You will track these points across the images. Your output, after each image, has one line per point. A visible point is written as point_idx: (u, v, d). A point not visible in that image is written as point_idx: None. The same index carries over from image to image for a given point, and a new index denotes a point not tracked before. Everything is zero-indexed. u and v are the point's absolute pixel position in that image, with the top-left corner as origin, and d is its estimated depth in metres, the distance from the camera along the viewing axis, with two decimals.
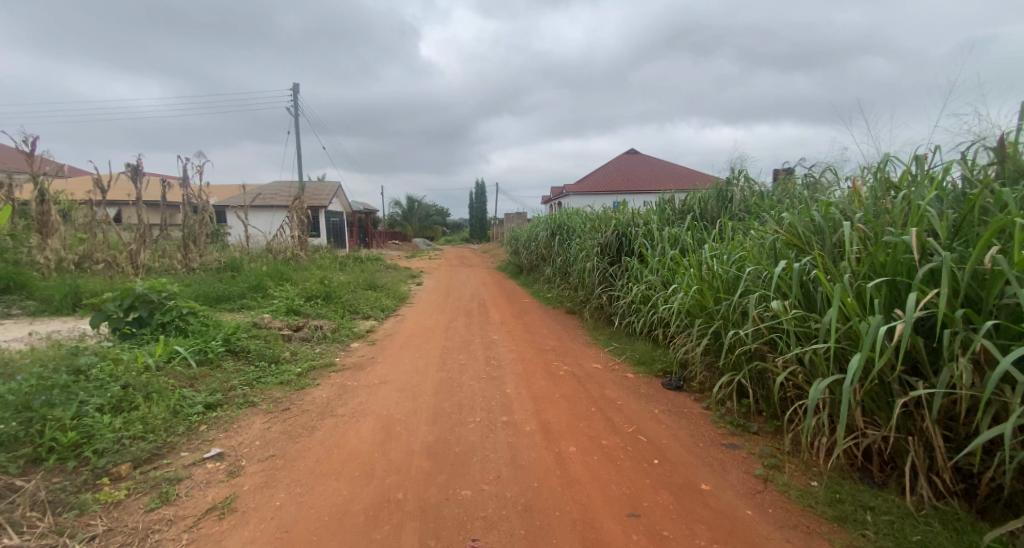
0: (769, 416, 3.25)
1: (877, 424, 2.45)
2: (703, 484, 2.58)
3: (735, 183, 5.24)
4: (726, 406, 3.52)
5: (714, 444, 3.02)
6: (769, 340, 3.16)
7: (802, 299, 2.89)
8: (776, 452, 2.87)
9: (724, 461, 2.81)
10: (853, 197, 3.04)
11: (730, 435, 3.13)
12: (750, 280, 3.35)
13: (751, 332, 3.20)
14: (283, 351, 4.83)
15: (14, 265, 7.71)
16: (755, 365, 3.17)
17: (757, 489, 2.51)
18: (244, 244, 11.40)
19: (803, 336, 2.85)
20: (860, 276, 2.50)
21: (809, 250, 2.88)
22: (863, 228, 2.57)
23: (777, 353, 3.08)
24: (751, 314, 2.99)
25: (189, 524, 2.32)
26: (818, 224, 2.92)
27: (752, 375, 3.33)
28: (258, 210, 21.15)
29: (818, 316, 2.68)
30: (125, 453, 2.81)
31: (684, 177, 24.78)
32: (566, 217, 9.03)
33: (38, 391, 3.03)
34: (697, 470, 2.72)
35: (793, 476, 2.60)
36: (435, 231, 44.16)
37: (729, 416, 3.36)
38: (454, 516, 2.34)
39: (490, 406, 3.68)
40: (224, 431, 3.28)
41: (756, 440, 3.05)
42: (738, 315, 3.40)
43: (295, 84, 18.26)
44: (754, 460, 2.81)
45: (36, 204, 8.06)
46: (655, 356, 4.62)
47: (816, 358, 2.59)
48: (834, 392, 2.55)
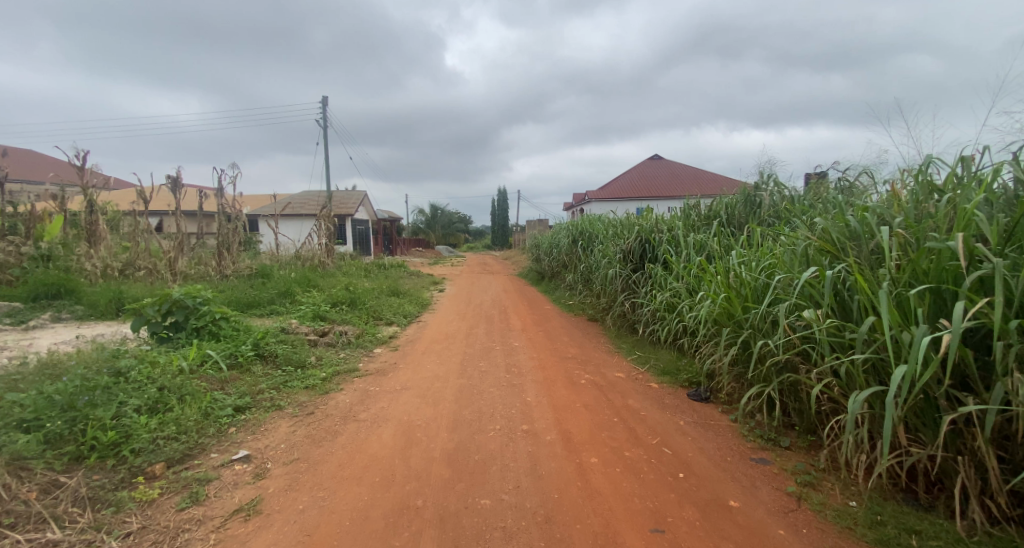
0: (802, 431, 3.11)
1: (921, 442, 2.32)
2: (731, 500, 2.49)
3: (764, 188, 5.11)
4: (756, 419, 3.40)
5: (743, 459, 2.92)
6: (801, 351, 3.04)
7: (836, 309, 2.78)
8: (810, 468, 2.75)
9: (754, 477, 2.70)
10: (892, 200, 2.91)
11: (760, 449, 3.02)
12: (780, 287, 3.23)
13: (782, 342, 3.09)
14: (310, 356, 4.92)
15: (65, 271, 8.12)
16: (787, 377, 3.06)
17: (789, 508, 2.40)
18: (274, 251, 11.71)
19: (838, 347, 2.73)
20: (901, 284, 2.39)
21: (844, 257, 2.76)
22: (903, 234, 2.46)
23: (811, 365, 2.96)
24: (781, 323, 2.88)
25: (216, 525, 2.37)
26: (853, 229, 2.80)
27: (783, 387, 3.22)
28: (289, 219, 21.88)
29: (854, 326, 2.56)
30: (160, 453, 2.90)
31: (711, 181, 24.34)
32: (588, 224, 8.97)
33: (81, 391, 3.15)
34: (724, 486, 2.63)
35: (829, 495, 2.48)
36: (459, 238, 44.47)
37: (758, 429, 3.24)
38: (473, 525, 2.32)
39: (510, 414, 3.66)
40: (251, 434, 3.35)
41: (789, 455, 2.92)
42: (768, 324, 3.28)
43: (323, 97, 18.78)
44: (786, 477, 2.69)
45: (85, 214, 8.47)
46: (679, 365, 4.50)
47: (854, 371, 2.48)
48: (874, 407, 2.44)
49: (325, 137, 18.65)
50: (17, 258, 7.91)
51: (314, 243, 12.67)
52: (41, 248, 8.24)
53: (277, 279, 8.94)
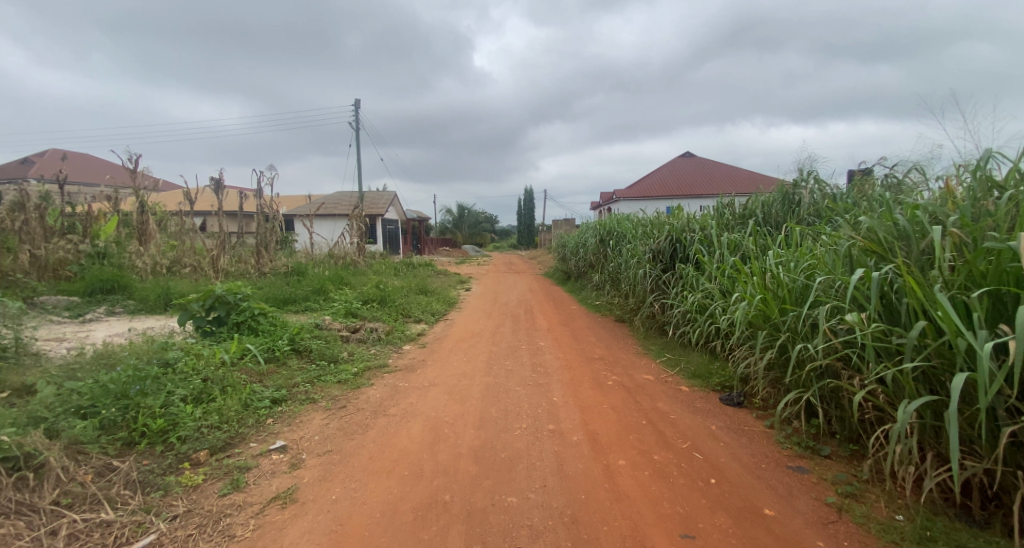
0: (843, 440, 3.02)
1: (977, 455, 2.23)
2: (766, 509, 2.45)
3: (804, 186, 4.95)
4: (793, 425, 3.32)
5: (778, 467, 2.86)
6: (844, 356, 2.95)
7: (883, 312, 2.68)
8: (852, 478, 2.67)
9: (791, 486, 2.65)
10: (946, 197, 2.80)
11: (797, 457, 2.95)
12: (821, 290, 3.13)
13: (822, 347, 3.00)
14: (342, 352, 5.08)
15: (118, 268, 8.61)
16: (828, 383, 2.97)
17: (829, 520, 2.35)
18: (308, 250, 12.07)
19: (884, 353, 2.63)
20: (956, 287, 2.30)
21: (892, 258, 2.66)
22: (960, 233, 2.36)
23: (853, 371, 2.87)
24: (823, 327, 2.80)
25: (255, 511, 2.49)
26: (902, 229, 2.70)
27: (823, 393, 3.13)
28: (322, 218, 22.54)
29: (903, 331, 2.48)
30: (204, 441, 3.05)
31: (745, 180, 23.70)
32: (617, 223, 8.90)
33: (134, 380, 3.35)
34: (759, 494, 2.58)
35: (873, 508, 2.40)
36: (485, 238, 44.70)
37: (796, 436, 3.17)
38: (500, 522, 2.36)
39: (536, 413, 3.68)
40: (287, 425, 3.48)
41: (828, 464, 2.84)
42: (808, 327, 3.19)
43: (355, 100, 19.32)
44: (825, 487, 2.62)
45: (137, 215, 8.96)
46: (711, 369, 4.43)
47: (903, 378, 2.40)
48: (924, 417, 2.35)
49: (357, 139, 19.10)
50: (76, 255, 8.43)
51: (345, 243, 13.00)
52: (97, 246, 8.76)
53: (311, 276, 9.24)
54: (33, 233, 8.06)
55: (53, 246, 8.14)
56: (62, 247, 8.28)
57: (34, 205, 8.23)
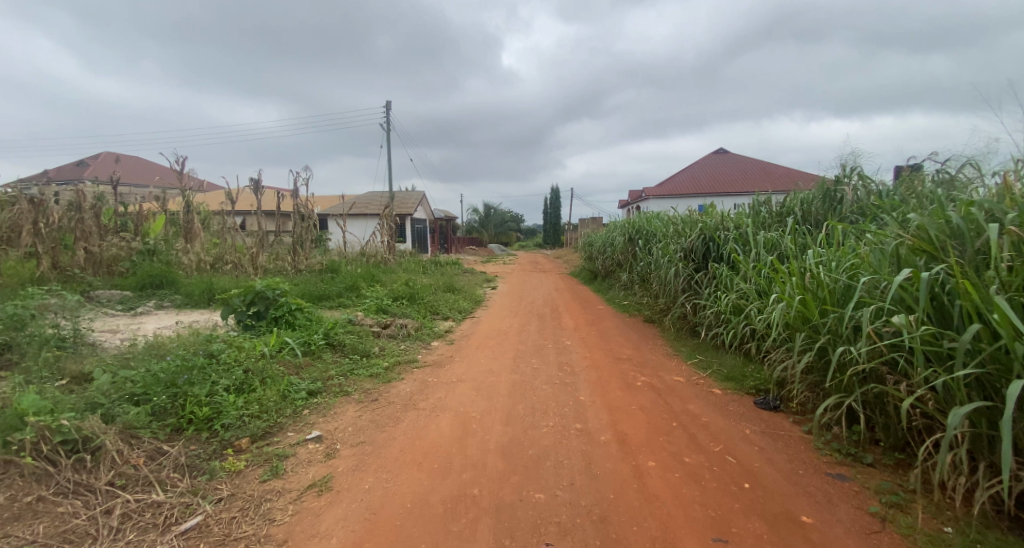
0: (888, 448, 2.88)
1: None
2: (804, 516, 2.38)
3: (846, 182, 4.75)
4: (833, 432, 3.19)
5: (817, 474, 2.76)
6: (889, 360, 2.82)
7: (933, 315, 2.56)
8: (897, 488, 2.56)
9: (830, 494, 2.56)
10: (1005, 193, 2.65)
11: (838, 465, 2.84)
12: (865, 290, 3.01)
13: (866, 350, 2.88)
14: (374, 347, 5.20)
15: (166, 265, 9.05)
16: (872, 389, 2.85)
17: (872, 530, 2.26)
18: (340, 248, 12.38)
19: (934, 358, 2.50)
20: (1015, 288, 2.17)
21: (944, 258, 2.53)
22: (1020, 231, 2.23)
23: (900, 376, 2.75)
24: (867, 329, 2.68)
25: (294, 497, 2.58)
26: (955, 227, 2.56)
27: (866, 399, 3.00)
28: (354, 218, 23.08)
29: (955, 335, 2.35)
30: (246, 429, 3.18)
31: (782, 177, 22.94)
32: (646, 222, 8.78)
33: (182, 370, 3.52)
34: (796, 500, 2.50)
35: (920, 519, 2.29)
36: (512, 237, 44.82)
37: (836, 443, 3.05)
38: (528, 517, 2.37)
39: (564, 411, 3.68)
40: (322, 416, 3.59)
41: (872, 473, 2.72)
42: (850, 329, 3.06)
43: (386, 102, 19.72)
44: (868, 496, 2.52)
45: (183, 214, 9.39)
46: (745, 372, 4.32)
47: (954, 384, 2.28)
48: (978, 426, 2.24)
49: (388, 140, 19.49)
50: (128, 252, 8.90)
51: (376, 241, 13.27)
52: (147, 244, 9.23)
53: (344, 273, 9.47)
54: (89, 231, 8.55)
55: (107, 244, 8.62)
56: (115, 244, 8.75)
57: (91, 205, 8.73)
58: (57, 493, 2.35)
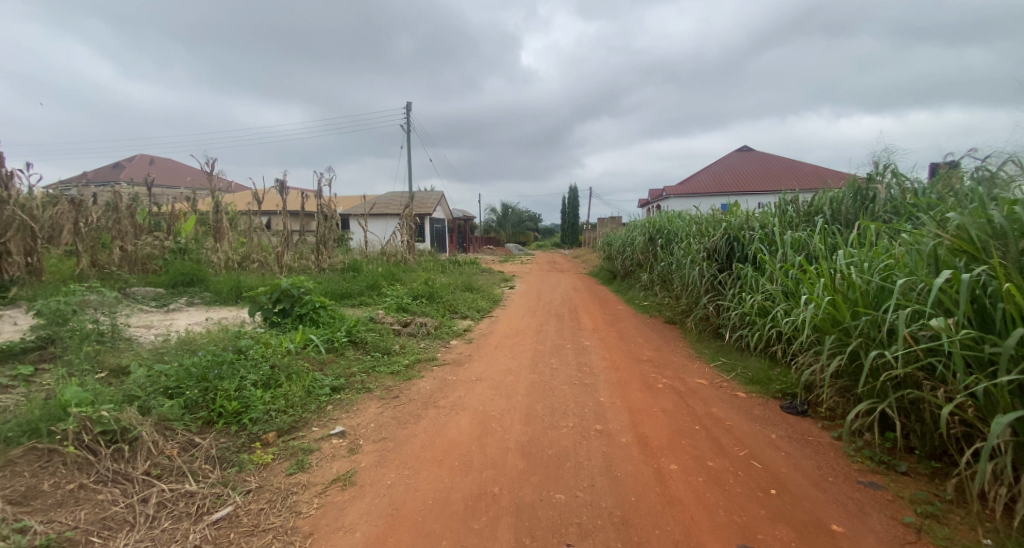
0: (923, 456, 2.79)
1: None
2: (833, 524, 2.31)
3: (879, 180, 4.60)
4: (865, 438, 3.10)
5: (847, 481, 2.69)
6: (926, 365, 2.73)
7: (974, 318, 2.46)
8: (933, 498, 2.47)
9: (861, 502, 2.49)
10: None
11: (869, 472, 2.76)
12: (901, 293, 2.91)
13: (901, 354, 2.78)
14: (395, 345, 5.26)
15: (196, 263, 9.33)
16: (907, 394, 2.75)
17: (905, 541, 2.19)
18: (362, 248, 12.56)
19: (974, 364, 2.41)
20: None
21: (986, 259, 2.44)
22: None
23: (937, 382, 2.65)
24: (903, 333, 2.58)
25: (319, 491, 2.63)
26: (998, 226, 2.46)
27: (901, 405, 2.91)
28: (375, 218, 23.40)
29: (998, 339, 2.26)
30: (272, 423, 3.26)
31: (808, 176, 22.37)
32: (667, 221, 8.67)
33: (212, 365, 3.63)
34: (825, 508, 2.44)
35: (958, 530, 2.21)
36: (530, 237, 44.80)
37: (867, 449, 2.96)
38: (549, 518, 2.37)
39: (583, 412, 3.66)
40: (345, 412, 3.66)
41: (906, 482, 2.63)
42: (885, 332, 2.96)
43: (406, 104, 19.94)
44: (902, 505, 2.44)
45: (213, 214, 9.67)
46: (771, 375, 4.23)
47: (997, 391, 2.19)
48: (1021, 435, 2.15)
49: (408, 140, 19.71)
50: (160, 251, 9.21)
51: (396, 241, 13.41)
52: (179, 243, 9.54)
53: (365, 272, 9.61)
54: (125, 231, 8.86)
55: (141, 243, 8.94)
56: (149, 243, 9.06)
57: (126, 206, 9.07)
58: (97, 481, 2.45)
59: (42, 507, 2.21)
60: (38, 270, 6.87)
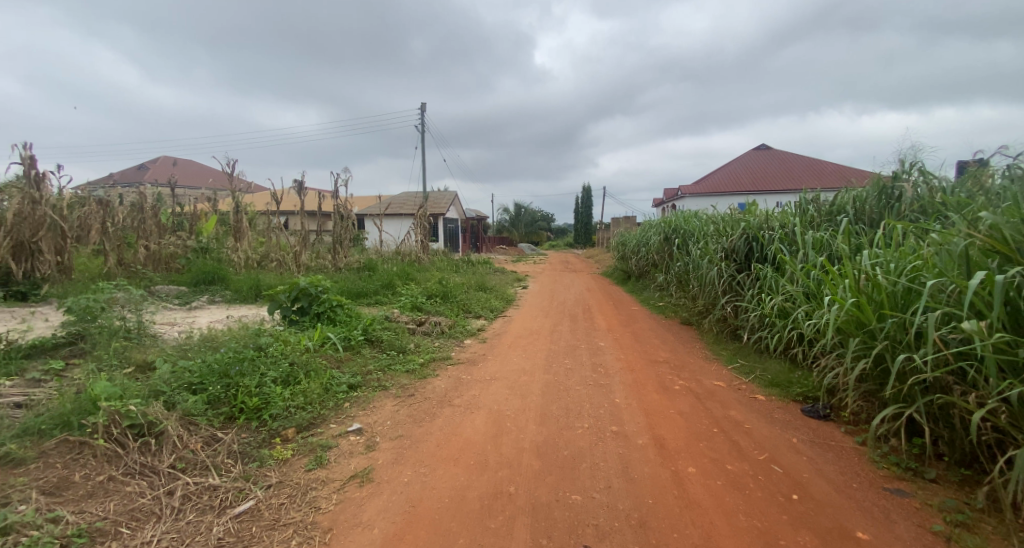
0: (953, 463, 2.71)
1: None
2: (858, 532, 2.26)
3: (905, 179, 4.49)
4: (891, 444, 3.02)
5: (873, 488, 2.63)
6: (957, 369, 2.65)
7: (1007, 321, 2.39)
8: (963, 506, 2.40)
9: (887, 509, 2.43)
10: None
11: (896, 479, 2.69)
12: (930, 294, 2.84)
13: (930, 358, 2.71)
14: (410, 343, 5.30)
15: (217, 262, 9.51)
16: (936, 399, 2.68)
17: None
18: (377, 247, 12.67)
19: (1008, 368, 2.34)
20: None
21: (1021, 259, 2.37)
22: None
23: (969, 387, 2.58)
24: (933, 336, 2.52)
25: (337, 487, 2.67)
26: None
27: (929, 410, 2.83)
28: (390, 218, 23.59)
29: None
30: (292, 419, 3.31)
31: (829, 175, 21.90)
32: (682, 221, 8.58)
33: (234, 361, 3.70)
34: (850, 515, 2.39)
35: (990, 541, 2.14)
36: (544, 237, 44.73)
37: (894, 455, 2.89)
38: (565, 518, 2.37)
39: (599, 413, 3.64)
40: (362, 409, 3.70)
41: (934, 489, 2.57)
42: (913, 335, 2.89)
43: (421, 105, 20.09)
44: (930, 514, 2.37)
45: (233, 214, 9.85)
46: (791, 378, 4.16)
47: None
48: None
49: (423, 141, 19.84)
50: (183, 250, 9.41)
51: (411, 241, 13.50)
52: (201, 243, 9.73)
53: (380, 272, 9.69)
54: (149, 231, 9.08)
55: (165, 242, 9.15)
56: (172, 243, 9.27)
57: (151, 206, 9.29)
58: (125, 473, 2.52)
59: (73, 498, 2.28)
60: (67, 268, 7.08)
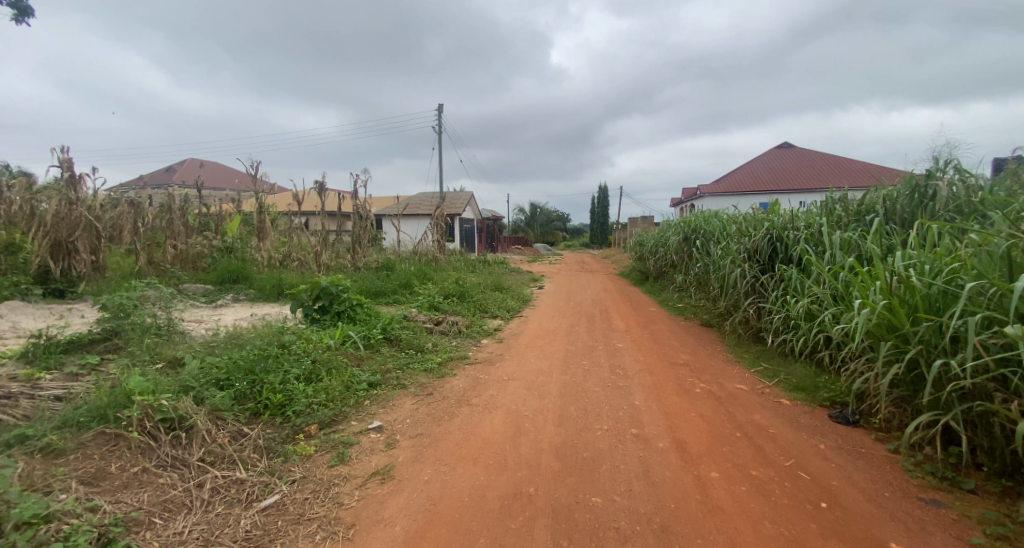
0: (992, 473, 2.61)
1: None
2: (890, 542, 2.20)
3: (939, 177, 4.34)
4: (925, 452, 2.93)
5: (906, 497, 2.55)
6: (998, 376, 2.56)
7: None
8: (1004, 518, 2.31)
9: (921, 520, 2.36)
10: None
11: (931, 489, 2.61)
12: (969, 298, 2.74)
13: (969, 363, 2.62)
14: (427, 343, 5.34)
15: (241, 261, 9.74)
16: (975, 406, 2.59)
17: None
18: (395, 247, 12.79)
19: None
20: None
21: None
22: None
23: (1010, 395, 2.49)
24: (973, 341, 2.44)
25: (359, 483, 2.70)
26: None
27: (966, 418, 2.74)
28: (408, 218, 23.80)
29: None
30: (314, 416, 3.37)
31: (856, 173, 21.31)
32: (702, 221, 8.47)
33: (259, 358, 3.78)
34: (881, 525, 2.33)
35: None
36: (560, 237, 44.60)
37: (928, 464, 2.80)
38: (586, 521, 2.36)
39: (618, 415, 3.62)
40: (382, 407, 3.74)
41: (972, 500, 2.48)
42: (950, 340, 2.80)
43: (438, 107, 20.25)
44: (967, 526, 2.30)
45: (257, 214, 10.06)
46: (817, 382, 4.07)
47: None
48: None
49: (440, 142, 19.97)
50: (209, 249, 9.65)
51: (428, 242, 13.59)
52: (226, 242, 9.97)
53: (398, 272, 9.79)
54: (177, 231, 9.34)
55: (192, 242, 9.40)
56: (198, 242, 9.51)
57: (179, 207, 9.56)
58: (158, 465, 2.60)
59: (110, 488, 2.36)
60: (101, 266, 7.33)
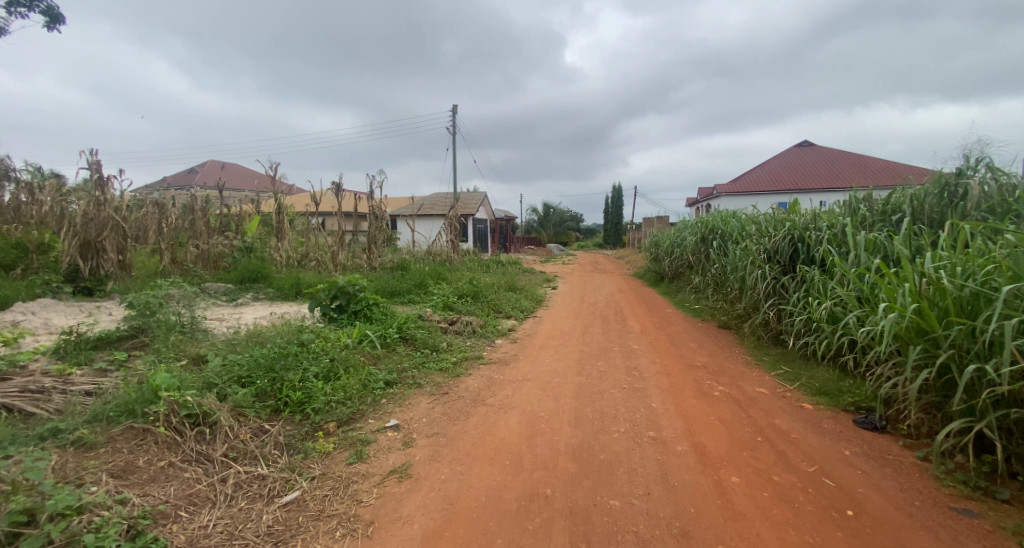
0: None
1: None
2: None
3: (970, 176, 4.22)
4: (956, 460, 2.85)
5: (936, 507, 2.48)
6: None
7: None
8: None
9: (952, 530, 2.29)
10: None
11: (962, 498, 2.54)
12: (1005, 301, 2.65)
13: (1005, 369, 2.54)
14: (442, 342, 5.36)
15: (260, 260, 9.90)
16: (1012, 414, 2.51)
17: None
18: (409, 247, 12.88)
19: None
20: None
21: None
22: None
23: None
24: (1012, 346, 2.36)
25: (377, 481, 2.72)
26: None
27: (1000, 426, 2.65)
28: (422, 218, 23.93)
29: None
30: (332, 414, 3.41)
31: (879, 171, 20.80)
32: (720, 221, 8.37)
33: (279, 356, 3.84)
34: (910, 535, 2.27)
35: None
36: (574, 238, 44.42)
37: (960, 472, 2.72)
38: (604, 524, 2.34)
39: (635, 418, 3.59)
40: (398, 406, 3.77)
41: (1007, 511, 2.40)
42: (984, 344, 2.71)
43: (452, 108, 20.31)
44: (1001, 537, 2.22)
45: (276, 214, 10.22)
46: (841, 386, 3.98)
47: None
48: None
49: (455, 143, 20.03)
50: (230, 249, 9.83)
51: (442, 242, 13.64)
52: (246, 242, 10.15)
53: (413, 271, 9.85)
54: (198, 231, 9.54)
55: (213, 242, 9.59)
56: (219, 242, 9.70)
57: (201, 207, 9.77)
58: (183, 460, 2.66)
59: (138, 481, 2.42)
60: (128, 266, 7.51)
